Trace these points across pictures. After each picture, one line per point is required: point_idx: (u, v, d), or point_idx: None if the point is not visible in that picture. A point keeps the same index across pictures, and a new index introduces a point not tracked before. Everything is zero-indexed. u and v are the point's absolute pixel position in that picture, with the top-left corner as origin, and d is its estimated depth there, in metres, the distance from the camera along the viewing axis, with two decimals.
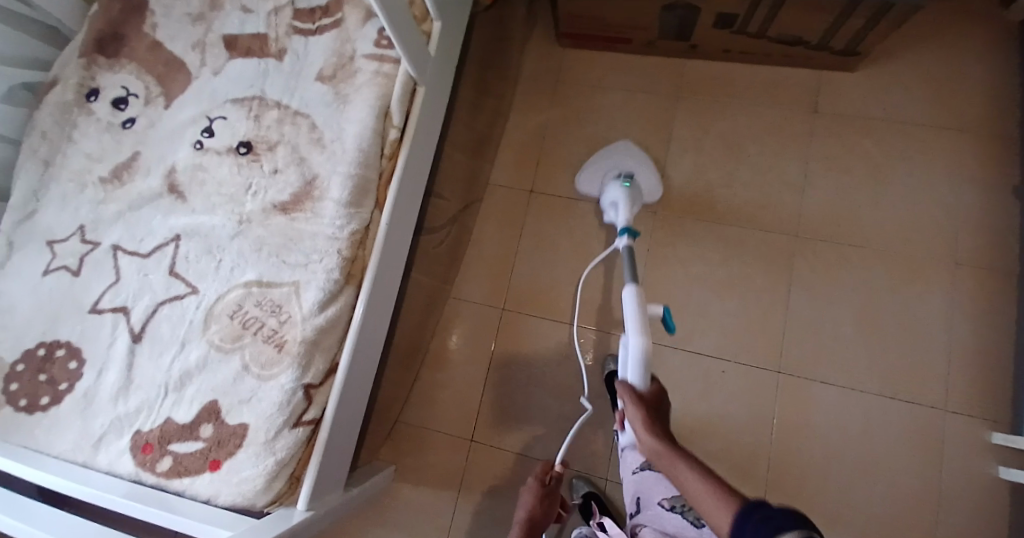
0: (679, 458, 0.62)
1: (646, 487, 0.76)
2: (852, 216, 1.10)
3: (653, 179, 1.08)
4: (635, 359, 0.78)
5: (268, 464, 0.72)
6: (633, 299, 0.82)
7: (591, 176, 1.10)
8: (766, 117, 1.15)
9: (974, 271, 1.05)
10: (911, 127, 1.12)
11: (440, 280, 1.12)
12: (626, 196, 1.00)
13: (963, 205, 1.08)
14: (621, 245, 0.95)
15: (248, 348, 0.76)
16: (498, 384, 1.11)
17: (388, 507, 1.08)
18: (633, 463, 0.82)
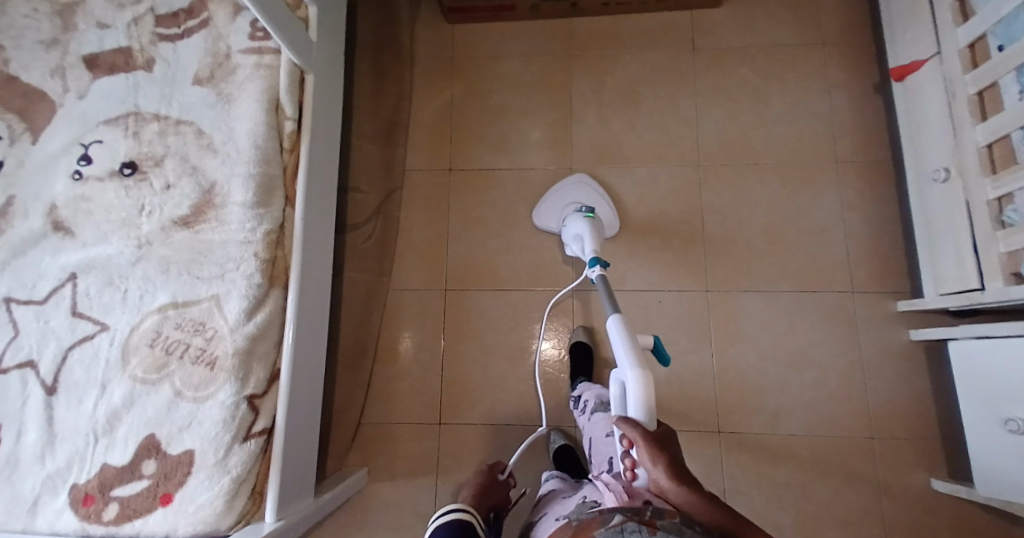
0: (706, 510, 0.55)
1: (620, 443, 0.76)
2: (753, 136, 1.14)
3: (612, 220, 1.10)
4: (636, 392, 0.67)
5: (224, 484, 0.69)
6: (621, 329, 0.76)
7: (550, 210, 1.12)
8: (654, 60, 1.19)
9: (869, 166, 1.10)
10: (788, 46, 1.17)
11: (374, 275, 1.11)
12: (590, 228, 0.99)
13: (851, 108, 1.13)
14: (593, 276, 0.93)
15: (176, 374, 0.72)
16: (453, 364, 1.11)
17: (364, 509, 1.05)
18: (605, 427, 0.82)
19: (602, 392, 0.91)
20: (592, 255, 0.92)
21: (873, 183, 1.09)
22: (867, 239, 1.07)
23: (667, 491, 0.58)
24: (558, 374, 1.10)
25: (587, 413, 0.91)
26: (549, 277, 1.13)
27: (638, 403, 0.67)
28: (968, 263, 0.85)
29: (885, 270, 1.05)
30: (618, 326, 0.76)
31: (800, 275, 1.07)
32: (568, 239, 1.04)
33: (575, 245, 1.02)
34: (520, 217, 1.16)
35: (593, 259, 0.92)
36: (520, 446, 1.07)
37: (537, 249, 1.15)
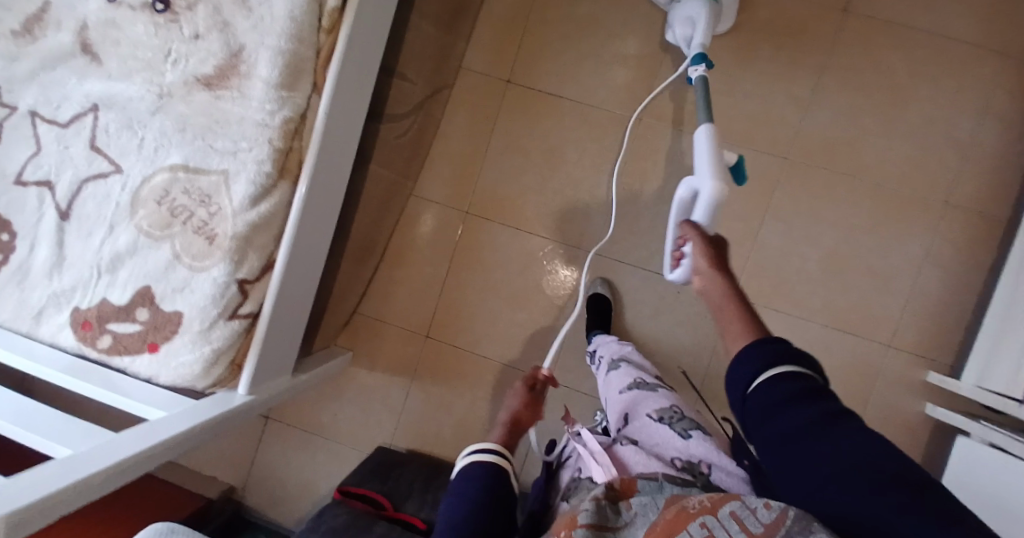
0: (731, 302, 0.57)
1: (633, 402, 0.74)
2: (862, 143, 0.95)
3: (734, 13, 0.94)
4: (706, 198, 0.69)
5: (205, 351, 0.74)
6: (707, 140, 0.72)
7: None
8: (786, 11, 0.97)
9: (981, 219, 0.92)
10: (956, 41, 0.93)
11: (399, 176, 1.06)
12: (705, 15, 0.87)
13: (996, 143, 0.92)
14: (692, 75, 0.84)
15: (178, 237, 0.73)
16: (455, 284, 1.10)
17: (342, 385, 1.14)
18: (619, 385, 0.80)
19: (613, 347, 0.90)
20: (698, 51, 0.83)
21: (975, 241, 0.93)
22: (934, 299, 0.94)
23: (708, 285, 0.61)
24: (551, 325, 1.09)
25: (603, 367, 0.90)
26: (575, 230, 1.06)
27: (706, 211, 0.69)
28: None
29: (934, 338, 0.94)
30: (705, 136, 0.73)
31: (839, 312, 0.97)
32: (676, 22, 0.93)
33: (681, 27, 0.92)
34: (567, 156, 1.06)
35: (697, 54, 0.84)
36: (494, 379, 1.10)
37: (573, 197, 1.06)
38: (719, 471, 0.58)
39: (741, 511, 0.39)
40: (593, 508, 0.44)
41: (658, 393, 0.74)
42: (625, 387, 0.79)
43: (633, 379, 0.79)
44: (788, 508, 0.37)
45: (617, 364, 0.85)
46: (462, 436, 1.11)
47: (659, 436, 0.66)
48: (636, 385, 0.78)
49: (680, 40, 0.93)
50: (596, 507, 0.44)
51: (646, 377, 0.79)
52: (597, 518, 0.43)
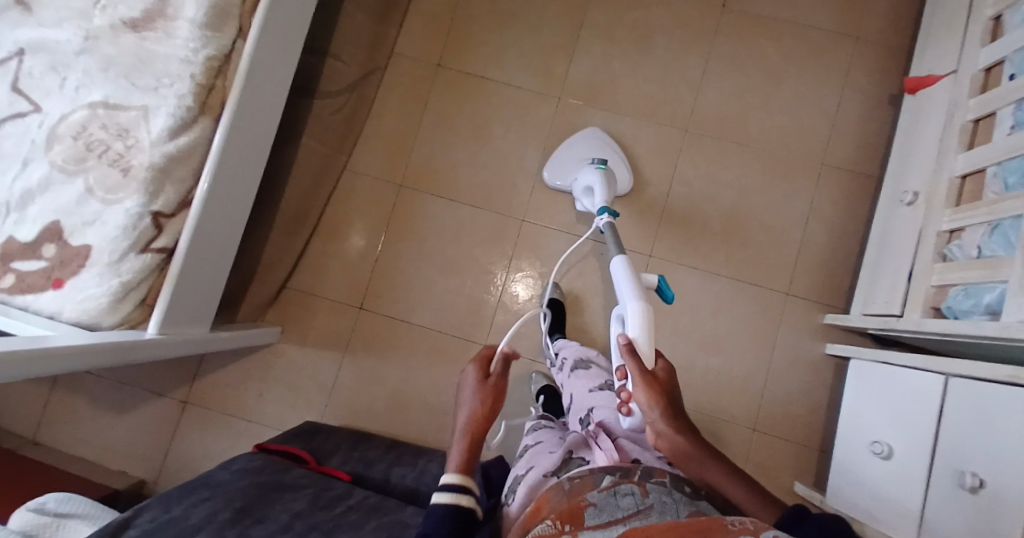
0: (712, 465, 0.56)
1: (602, 399, 0.74)
2: (749, 114, 1.09)
3: (626, 175, 1.06)
4: (637, 327, 0.69)
5: (112, 285, 0.72)
6: (625, 271, 0.79)
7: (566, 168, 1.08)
8: (677, 9, 1.12)
9: (852, 176, 1.06)
10: (817, 31, 1.10)
11: (332, 148, 1.10)
12: (601, 179, 0.96)
13: (857, 113, 1.07)
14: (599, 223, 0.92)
15: (92, 172, 0.73)
16: (388, 255, 1.12)
17: (270, 362, 1.11)
18: (586, 384, 0.80)
19: (581, 351, 0.89)
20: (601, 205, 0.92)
21: (849, 195, 1.05)
22: (823, 247, 1.04)
23: (661, 432, 0.57)
24: (482, 292, 1.10)
25: (563, 369, 0.89)
26: (503, 200, 1.12)
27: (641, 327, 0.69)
28: (898, 291, 0.83)
29: (826, 282, 1.04)
30: (622, 267, 0.80)
31: (743, 264, 1.05)
32: (580, 194, 1.03)
33: (585, 198, 1.01)
34: (494, 133, 1.13)
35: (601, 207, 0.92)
36: (426, 350, 1.09)
37: (501, 169, 1.13)
38: None
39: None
40: (601, 503, 0.45)
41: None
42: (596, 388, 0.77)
43: (601, 381, 0.80)
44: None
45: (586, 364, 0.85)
46: (394, 410, 1.08)
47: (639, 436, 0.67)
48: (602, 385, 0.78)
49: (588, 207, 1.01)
50: (604, 503, 0.45)
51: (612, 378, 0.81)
52: (605, 516, 0.43)
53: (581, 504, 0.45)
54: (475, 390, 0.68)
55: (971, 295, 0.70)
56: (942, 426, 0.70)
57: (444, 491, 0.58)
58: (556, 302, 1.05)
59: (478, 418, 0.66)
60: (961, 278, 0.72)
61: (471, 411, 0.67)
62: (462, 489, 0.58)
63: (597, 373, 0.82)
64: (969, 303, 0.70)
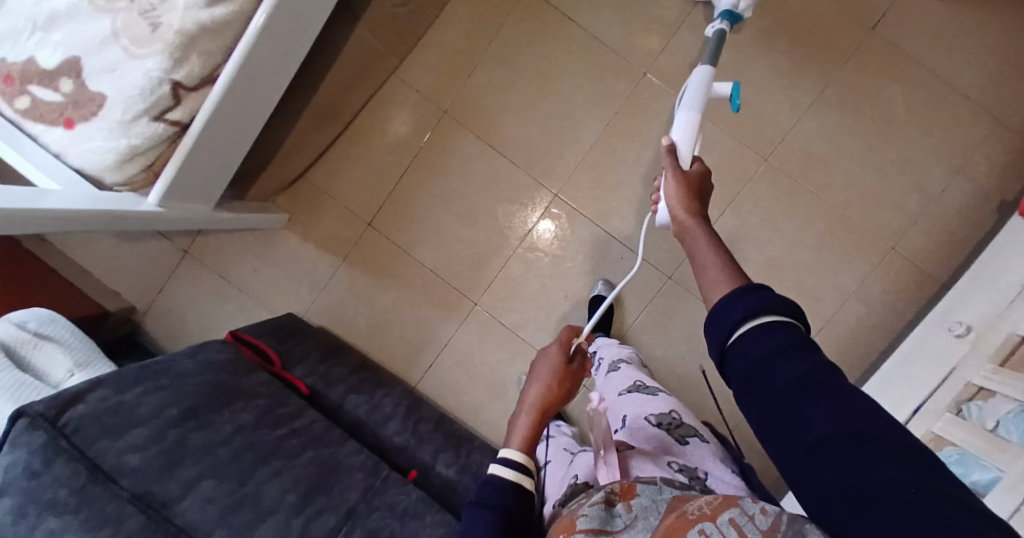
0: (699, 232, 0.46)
1: (631, 405, 0.73)
2: (836, 166, 0.96)
3: None
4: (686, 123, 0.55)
5: (121, 145, 0.69)
6: (700, 74, 0.60)
7: None
8: (813, 15, 0.95)
9: (914, 273, 0.95)
10: (957, 98, 0.93)
11: (387, 48, 1.01)
12: None
13: (953, 207, 0.94)
14: (714, 26, 0.77)
15: (122, 15, 0.67)
16: (411, 181, 1.07)
17: (269, 244, 1.11)
18: (619, 384, 0.80)
19: (618, 351, 0.89)
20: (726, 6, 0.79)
21: (901, 291, 0.96)
22: (848, 334, 0.97)
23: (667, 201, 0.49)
24: (491, 252, 1.06)
25: (598, 370, 0.89)
26: (544, 164, 1.04)
27: (687, 126, 0.55)
28: (896, 418, 0.78)
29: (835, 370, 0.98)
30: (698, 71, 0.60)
31: None
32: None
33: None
34: (560, 88, 1.02)
35: (725, 10, 0.79)
36: (418, 287, 1.08)
37: (554, 130, 1.03)
38: (713, 478, 0.60)
39: (740, 520, 0.40)
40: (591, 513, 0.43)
41: (657, 397, 0.74)
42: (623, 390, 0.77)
43: (633, 381, 0.79)
44: (783, 514, 0.39)
45: (617, 366, 0.84)
46: (372, 332, 1.09)
47: (654, 440, 0.65)
48: (635, 387, 0.77)
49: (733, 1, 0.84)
50: (595, 516, 0.43)
51: (646, 382, 0.79)
52: (596, 524, 0.42)
53: (574, 520, 0.43)
54: (553, 367, 0.61)
55: (961, 462, 0.66)
56: None
57: (507, 467, 0.53)
58: (601, 301, 1.01)
59: (552, 396, 0.59)
60: (963, 440, 0.67)
61: (543, 390, 0.59)
62: (524, 468, 0.53)
63: (630, 375, 0.81)
64: (955, 470, 0.65)
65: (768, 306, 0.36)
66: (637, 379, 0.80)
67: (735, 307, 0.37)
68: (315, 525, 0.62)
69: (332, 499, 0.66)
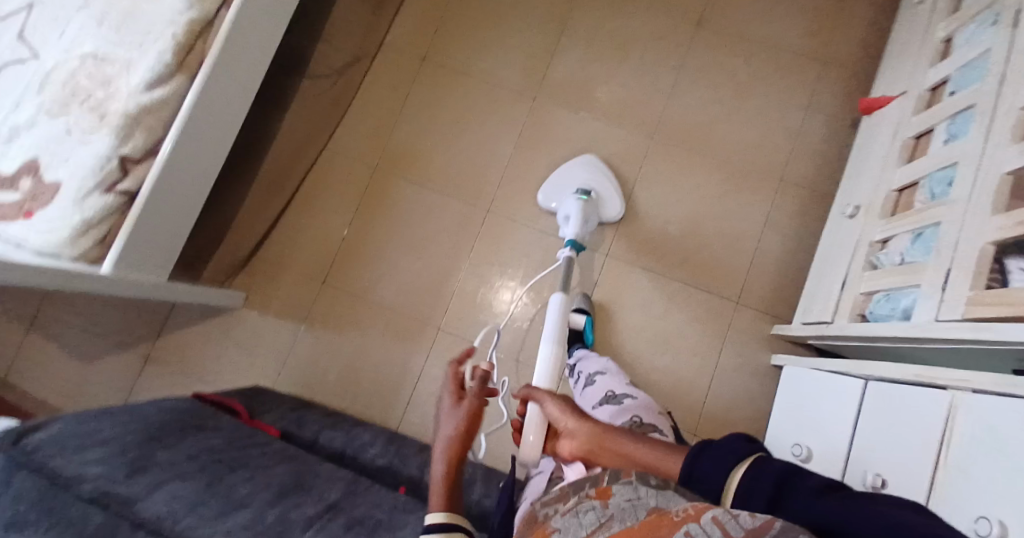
0: (620, 434, 0.55)
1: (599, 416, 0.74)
2: (712, 126, 1.12)
3: None
4: (547, 368, 0.78)
5: (76, 220, 0.76)
6: (558, 307, 0.87)
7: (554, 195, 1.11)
8: (655, 23, 1.17)
9: (809, 194, 1.08)
10: (787, 54, 1.13)
11: (317, 126, 1.16)
12: (580, 211, 1.03)
13: (819, 135, 1.10)
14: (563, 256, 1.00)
15: (74, 115, 0.78)
16: (356, 232, 1.16)
17: (230, 325, 1.14)
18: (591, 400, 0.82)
19: (594, 364, 0.91)
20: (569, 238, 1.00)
21: (805, 212, 1.07)
22: (775, 260, 1.06)
23: (570, 430, 0.59)
24: (443, 276, 1.13)
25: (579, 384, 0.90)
26: (472, 189, 1.16)
27: (544, 374, 0.76)
28: (833, 297, 0.85)
29: (777, 295, 1.05)
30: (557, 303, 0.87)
31: (697, 270, 1.07)
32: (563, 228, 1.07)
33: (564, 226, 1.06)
34: (470, 125, 1.18)
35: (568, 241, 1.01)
36: (381, 326, 1.12)
37: (474, 159, 1.17)
38: None
39: (723, 517, 0.33)
40: (565, 526, 0.41)
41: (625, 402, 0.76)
42: (596, 403, 0.80)
43: (604, 394, 0.80)
44: (775, 517, 0.32)
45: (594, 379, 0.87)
46: (344, 381, 1.10)
47: None
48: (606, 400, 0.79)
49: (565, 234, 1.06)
50: (565, 526, 0.41)
51: (616, 390, 0.80)
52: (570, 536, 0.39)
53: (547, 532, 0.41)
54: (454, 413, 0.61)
55: (890, 301, 0.72)
56: (858, 426, 0.69)
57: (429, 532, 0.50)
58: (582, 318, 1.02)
59: (455, 440, 0.59)
60: (886, 285, 0.73)
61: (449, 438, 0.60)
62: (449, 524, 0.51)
63: (606, 384, 0.85)
64: (887, 309, 0.71)
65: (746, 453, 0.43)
66: (609, 389, 0.82)
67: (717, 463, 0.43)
68: (293, 514, 0.60)
69: (310, 496, 0.64)
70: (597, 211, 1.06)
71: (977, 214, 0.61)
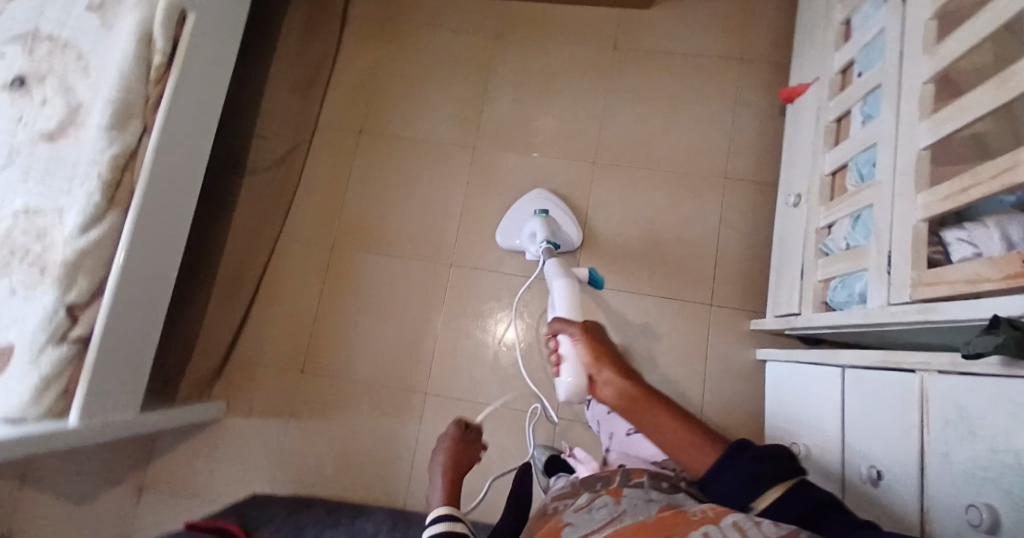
0: (657, 412, 0.64)
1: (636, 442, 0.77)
2: (649, 140, 1.15)
3: None
4: (560, 301, 0.83)
5: (33, 377, 0.74)
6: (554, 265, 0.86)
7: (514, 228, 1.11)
8: (574, 54, 1.20)
9: (755, 186, 1.10)
10: (704, 58, 1.17)
11: (266, 219, 1.14)
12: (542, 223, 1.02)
13: (751, 128, 1.13)
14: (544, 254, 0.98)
15: (15, 273, 0.78)
16: (326, 315, 1.15)
17: (216, 434, 1.12)
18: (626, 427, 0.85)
19: None
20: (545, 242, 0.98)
21: (754, 204, 1.10)
22: (737, 257, 1.08)
23: (607, 382, 0.69)
24: (420, 340, 1.12)
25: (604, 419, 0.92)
26: (432, 248, 1.16)
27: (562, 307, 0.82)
28: (796, 288, 0.86)
29: (747, 290, 1.06)
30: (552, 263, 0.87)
31: (665, 281, 1.08)
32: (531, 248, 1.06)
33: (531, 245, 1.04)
34: (417, 186, 1.19)
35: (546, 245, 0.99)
36: (368, 404, 1.10)
37: (427, 218, 1.17)
38: None
39: (745, 522, 0.36)
40: (578, 519, 0.42)
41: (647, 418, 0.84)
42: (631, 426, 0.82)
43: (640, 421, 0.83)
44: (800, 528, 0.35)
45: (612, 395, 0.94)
46: (342, 467, 1.08)
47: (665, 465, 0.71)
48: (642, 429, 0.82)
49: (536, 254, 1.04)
50: (578, 520, 0.42)
51: None
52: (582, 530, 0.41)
53: (558, 525, 0.42)
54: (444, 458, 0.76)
55: (845, 287, 0.73)
56: (844, 416, 0.70)
57: (437, 525, 0.60)
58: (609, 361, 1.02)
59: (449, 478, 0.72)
60: (838, 271, 0.75)
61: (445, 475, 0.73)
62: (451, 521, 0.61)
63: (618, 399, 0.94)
64: (845, 295, 0.73)
65: (766, 474, 0.48)
66: None
67: (739, 481, 0.49)
68: None
69: None
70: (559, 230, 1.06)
71: (905, 195, 0.62)
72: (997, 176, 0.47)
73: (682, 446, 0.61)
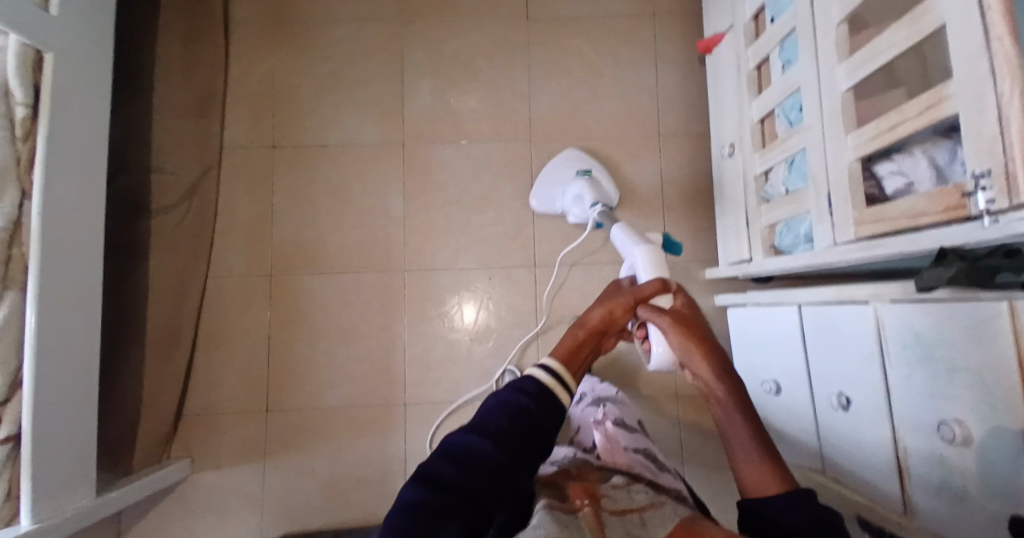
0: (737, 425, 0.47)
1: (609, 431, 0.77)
2: (580, 109, 1.13)
3: None
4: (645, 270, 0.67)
5: None
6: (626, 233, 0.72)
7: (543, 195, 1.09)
8: (488, 30, 1.15)
9: (687, 140, 1.13)
10: (618, 17, 1.16)
11: (188, 261, 1.06)
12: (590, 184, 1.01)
13: (674, 83, 1.14)
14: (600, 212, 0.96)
15: None
16: (280, 347, 1.08)
17: (186, 496, 1.04)
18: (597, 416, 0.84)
19: (601, 388, 0.94)
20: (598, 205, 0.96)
21: (690, 158, 1.12)
22: (682, 212, 1.11)
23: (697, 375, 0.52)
24: (388, 353, 1.08)
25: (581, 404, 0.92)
26: (380, 257, 1.11)
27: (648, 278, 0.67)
28: (743, 233, 0.90)
29: (698, 243, 1.10)
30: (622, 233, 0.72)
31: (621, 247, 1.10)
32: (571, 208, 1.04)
33: (576, 208, 1.03)
34: (351, 194, 1.12)
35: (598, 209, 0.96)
36: (346, 429, 1.06)
37: (369, 226, 1.11)
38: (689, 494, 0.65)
39: None
40: (616, 496, 0.48)
41: (635, 433, 0.79)
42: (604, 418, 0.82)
43: (614, 415, 0.83)
44: None
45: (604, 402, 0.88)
46: (332, 499, 1.04)
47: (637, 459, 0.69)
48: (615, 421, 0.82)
49: (581, 217, 1.03)
50: (617, 496, 0.48)
51: (627, 418, 0.83)
52: (619, 506, 0.46)
53: (598, 493, 0.48)
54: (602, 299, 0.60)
55: (790, 230, 0.77)
56: (811, 354, 0.74)
57: (541, 368, 0.52)
58: None
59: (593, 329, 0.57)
60: (782, 215, 0.79)
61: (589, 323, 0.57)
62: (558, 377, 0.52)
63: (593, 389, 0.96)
64: (791, 238, 0.77)
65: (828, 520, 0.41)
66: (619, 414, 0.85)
67: (789, 507, 0.42)
68: None
69: None
70: (603, 189, 1.05)
71: (834, 139, 0.65)
72: (924, 111, 0.50)
73: (753, 465, 0.45)
